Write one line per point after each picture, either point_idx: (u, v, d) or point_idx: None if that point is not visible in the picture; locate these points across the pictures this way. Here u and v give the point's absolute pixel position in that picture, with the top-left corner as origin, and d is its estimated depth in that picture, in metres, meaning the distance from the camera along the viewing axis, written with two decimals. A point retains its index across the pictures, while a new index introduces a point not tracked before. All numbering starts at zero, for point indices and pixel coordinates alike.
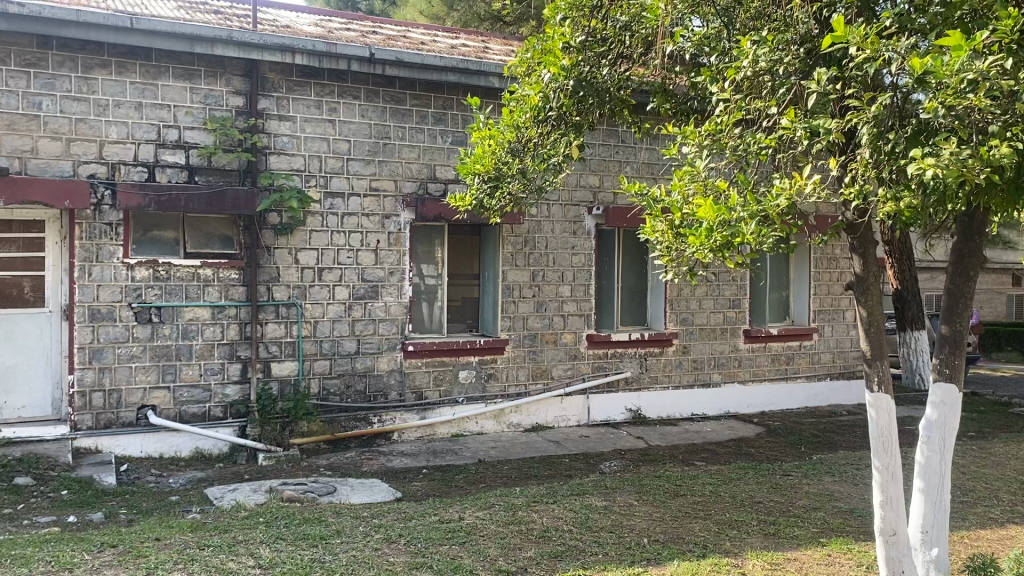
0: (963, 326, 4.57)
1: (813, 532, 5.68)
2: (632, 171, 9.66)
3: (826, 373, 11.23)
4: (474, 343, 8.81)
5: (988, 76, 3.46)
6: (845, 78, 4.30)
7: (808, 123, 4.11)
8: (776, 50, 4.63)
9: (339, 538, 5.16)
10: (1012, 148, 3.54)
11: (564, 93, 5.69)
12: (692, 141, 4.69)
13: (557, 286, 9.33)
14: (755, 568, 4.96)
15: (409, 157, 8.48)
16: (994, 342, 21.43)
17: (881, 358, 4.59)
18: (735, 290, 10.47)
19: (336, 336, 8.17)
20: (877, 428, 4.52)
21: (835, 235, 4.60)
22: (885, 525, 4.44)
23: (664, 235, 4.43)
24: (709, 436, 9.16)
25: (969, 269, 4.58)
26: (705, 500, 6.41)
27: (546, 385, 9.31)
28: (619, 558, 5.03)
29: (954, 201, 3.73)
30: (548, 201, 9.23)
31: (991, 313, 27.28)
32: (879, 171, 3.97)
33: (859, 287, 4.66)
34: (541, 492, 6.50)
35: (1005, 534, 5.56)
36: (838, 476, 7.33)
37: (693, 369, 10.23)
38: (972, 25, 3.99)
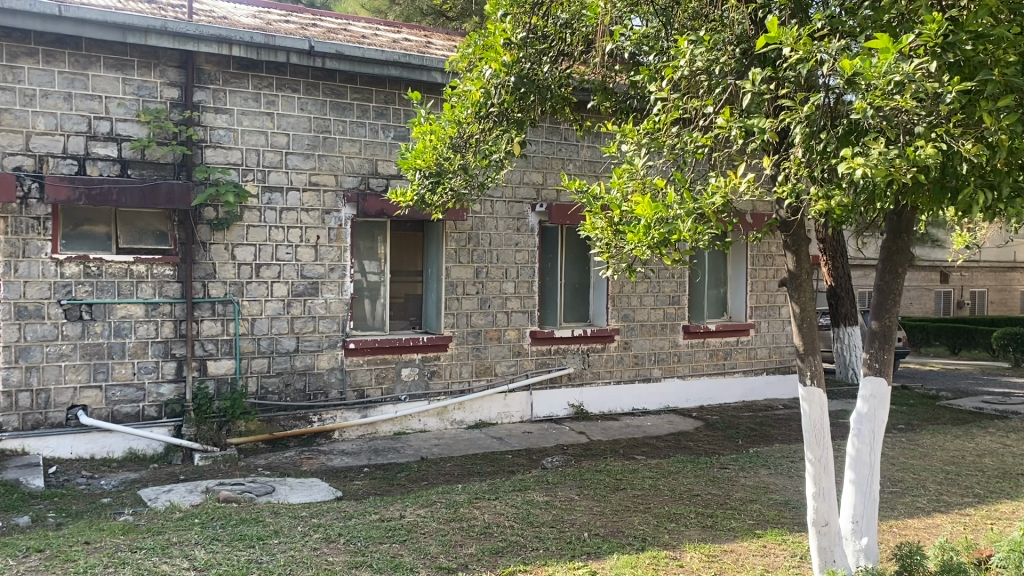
0: (892, 321, 4.66)
1: (749, 524, 5.79)
2: (574, 168, 9.73)
3: (763, 368, 11.47)
4: (417, 339, 8.76)
5: (914, 78, 3.57)
6: (779, 79, 4.39)
7: (743, 123, 4.19)
8: (713, 50, 4.68)
9: (277, 539, 5.08)
10: (937, 148, 3.66)
11: (505, 89, 5.69)
12: (631, 139, 4.72)
13: (500, 283, 9.33)
14: (693, 561, 5.03)
15: (350, 151, 8.39)
16: (923, 336, 22.18)
17: (813, 352, 4.69)
18: (675, 286, 10.63)
19: (275, 333, 8.04)
20: (810, 421, 4.62)
21: (769, 232, 4.70)
22: (818, 516, 4.54)
23: (604, 232, 4.45)
24: (650, 431, 9.28)
25: (897, 266, 4.71)
26: (645, 494, 6.49)
27: (489, 382, 9.30)
28: (559, 553, 5.06)
29: (882, 201, 3.84)
30: (492, 197, 9.22)
31: (921, 309, 28.21)
32: (811, 169, 4.05)
33: (792, 283, 4.77)
34: (483, 489, 6.50)
35: (931, 523, 5.75)
36: (774, 468, 7.48)
37: (635, 364, 10.34)
38: (899, 29, 4.11)
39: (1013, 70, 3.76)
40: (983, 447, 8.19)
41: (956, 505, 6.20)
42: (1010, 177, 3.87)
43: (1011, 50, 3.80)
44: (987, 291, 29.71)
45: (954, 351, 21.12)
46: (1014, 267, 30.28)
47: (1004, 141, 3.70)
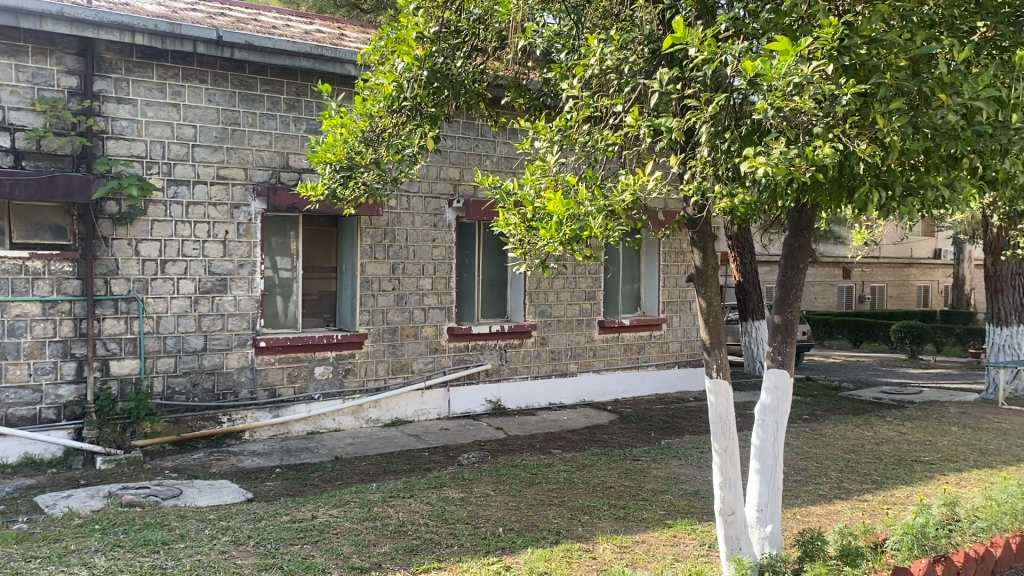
0: (793, 314, 4.82)
1: (660, 515, 5.90)
2: (490, 164, 9.75)
3: (674, 361, 11.74)
4: (331, 337, 8.61)
5: (811, 80, 3.69)
6: (685, 79, 4.49)
7: (651, 122, 4.28)
8: (623, 49, 4.75)
9: (183, 543, 4.93)
10: (834, 148, 3.79)
11: (418, 83, 5.62)
12: (544, 136, 4.74)
13: (417, 279, 9.27)
14: (606, 552, 5.10)
15: (259, 144, 8.19)
16: (827, 330, 23.04)
17: (719, 345, 4.81)
18: (591, 282, 10.77)
19: (181, 332, 7.79)
20: (716, 414, 4.73)
21: (676, 229, 4.80)
22: (724, 505, 4.65)
23: (517, 228, 4.43)
24: (566, 425, 9.36)
25: (799, 262, 4.86)
26: (560, 487, 6.55)
27: (406, 379, 9.23)
28: (474, 549, 5.06)
29: (784, 197, 3.97)
30: (408, 193, 9.15)
31: (825, 303, 29.33)
32: (716, 168, 4.16)
33: (698, 279, 4.88)
34: (398, 487, 6.44)
35: (832, 509, 5.98)
36: (684, 459, 7.65)
37: (551, 359, 10.43)
38: (799, 33, 4.25)
39: (904, 74, 3.92)
40: (881, 436, 8.55)
41: (855, 492, 6.46)
42: (902, 176, 4.02)
43: (902, 55, 3.97)
44: (886, 287, 31.09)
45: (856, 344, 22.01)
46: (911, 263, 31.76)
47: (896, 142, 3.85)
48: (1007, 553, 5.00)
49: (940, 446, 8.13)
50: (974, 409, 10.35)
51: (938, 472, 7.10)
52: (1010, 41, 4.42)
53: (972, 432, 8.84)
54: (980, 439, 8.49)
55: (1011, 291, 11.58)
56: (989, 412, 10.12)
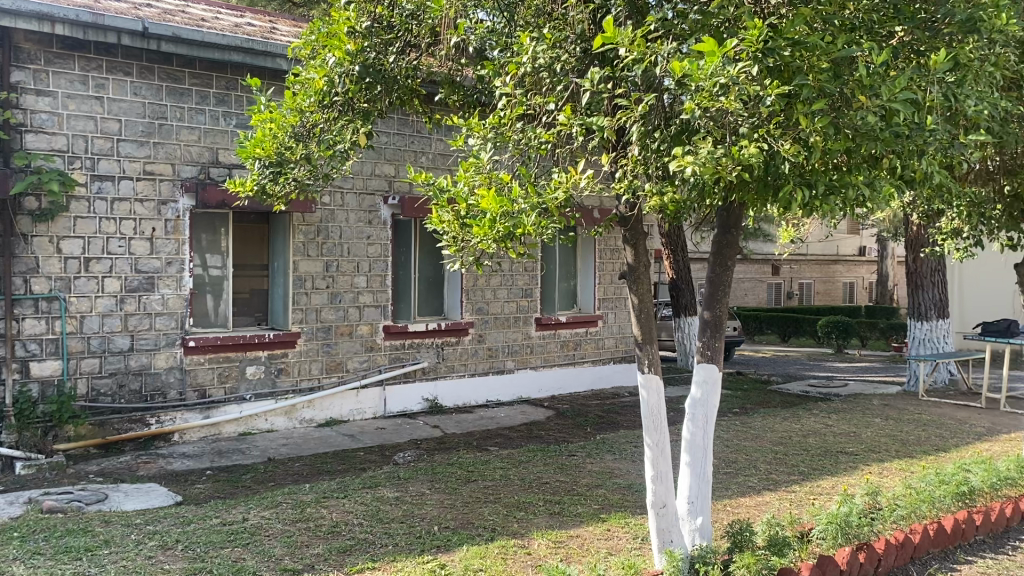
0: (722, 311, 4.93)
1: (594, 509, 5.96)
2: (426, 161, 9.72)
3: (610, 357, 11.88)
4: (263, 336, 8.47)
5: (736, 81, 3.78)
6: (617, 79, 4.55)
7: (583, 121, 4.33)
8: (555, 48, 4.77)
9: (108, 549, 4.79)
10: (759, 148, 3.89)
11: (349, 78, 5.58)
12: (477, 133, 4.72)
13: (352, 277, 9.17)
14: (540, 547, 5.14)
15: (188, 139, 7.99)
16: (757, 325, 23.59)
17: (651, 341, 4.89)
18: (527, 279, 10.84)
19: (106, 332, 7.57)
20: (648, 408, 4.80)
21: (609, 227, 4.86)
22: (656, 498, 4.72)
23: (450, 226, 4.35)
24: (503, 422, 9.38)
25: (727, 259, 4.97)
26: (495, 484, 6.56)
27: (340, 378, 9.12)
28: (408, 548, 5.03)
29: (712, 195, 4.06)
30: (341, 189, 9.05)
31: (755, 300, 30.04)
32: (647, 167, 4.24)
33: (630, 276, 4.95)
34: (331, 487, 6.37)
35: (762, 500, 6.12)
36: (619, 454, 7.75)
37: (489, 356, 10.45)
38: (725, 34, 4.34)
39: (825, 76, 4.04)
40: (808, 428, 8.79)
41: (783, 483, 6.63)
42: (826, 175, 4.13)
43: (824, 57, 4.08)
44: (814, 283, 31.98)
45: (784, 339, 22.59)
46: (837, 260, 32.74)
47: (819, 142, 3.96)
48: (925, 539, 5.21)
49: (863, 437, 8.40)
50: (896, 400, 10.72)
51: (861, 463, 7.33)
52: (925, 45, 4.61)
53: (893, 423, 9.15)
54: (901, 430, 8.80)
55: (930, 287, 12.00)
56: (910, 404, 10.49)
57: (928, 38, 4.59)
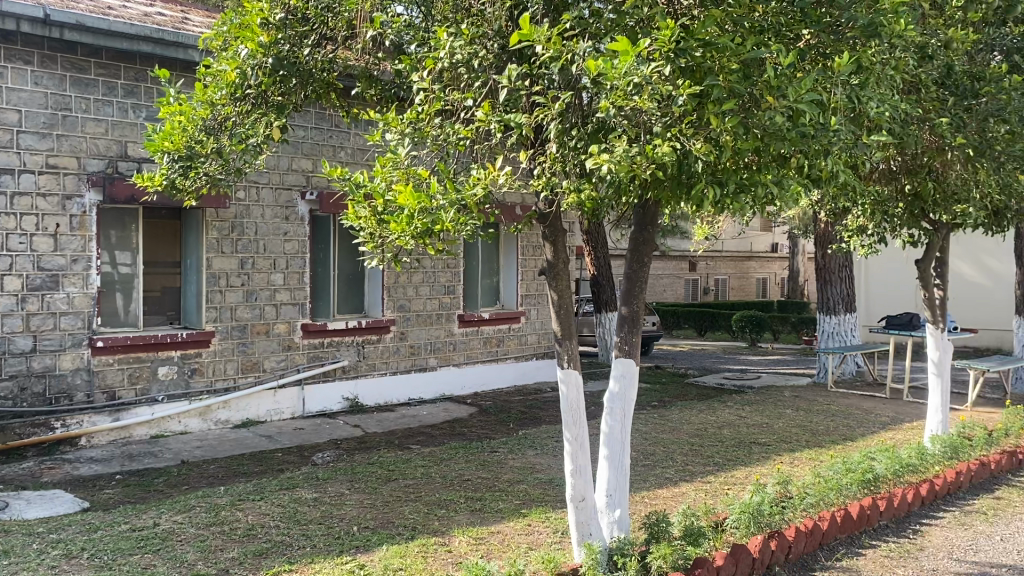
0: (638, 306, 5.00)
1: (515, 505, 5.99)
2: (345, 156, 9.59)
3: (532, 353, 11.95)
4: (175, 336, 8.22)
5: (649, 81, 3.87)
6: (534, 77, 4.56)
7: (501, 117, 4.33)
8: (472, 44, 4.75)
9: (7, 560, 4.57)
10: (672, 147, 3.97)
11: (262, 71, 5.46)
12: (395, 128, 4.65)
13: (268, 274, 8.98)
14: (461, 545, 5.13)
15: (94, 132, 7.69)
16: (675, 320, 24.09)
17: (570, 337, 4.93)
18: (450, 276, 10.81)
19: (6, 332, 7.22)
20: (567, 402, 4.83)
21: (528, 223, 4.87)
22: (575, 492, 4.75)
23: (367, 222, 4.26)
24: (425, 420, 9.34)
25: (644, 256, 5.04)
26: (416, 483, 6.52)
27: (257, 378, 8.92)
28: (327, 549, 4.96)
29: (628, 193, 4.13)
30: (257, 184, 8.85)
31: (673, 295, 30.67)
32: (565, 164, 4.28)
33: (550, 272, 4.97)
34: (247, 489, 6.22)
35: (678, 492, 6.25)
36: (540, 449, 7.80)
37: (411, 353, 10.38)
38: (639, 34, 4.41)
39: (734, 76, 4.13)
40: (722, 420, 9.03)
41: (699, 474, 6.78)
42: (736, 174, 4.24)
43: (734, 58, 4.18)
44: (729, 278, 32.82)
45: (701, 333, 23.13)
46: (751, 256, 33.69)
47: (728, 141, 4.06)
48: (833, 525, 5.40)
49: (776, 428, 8.67)
50: (807, 392, 11.10)
51: (774, 453, 7.56)
52: (830, 49, 4.74)
53: (804, 414, 9.47)
54: (811, 420, 9.11)
55: (838, 282, 12.46)
56: (819, 395, 10.87)
57: (834, 42, 4.70)
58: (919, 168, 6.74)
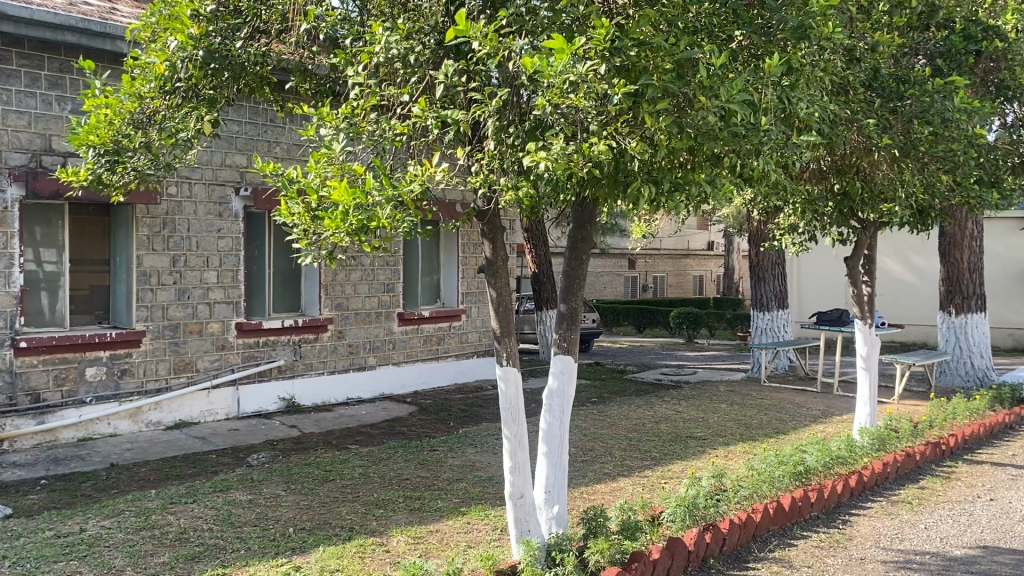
0: (577, 303, 5.02)
1: (455, 503, 5.97)
2: (280, 152, 9.44)
3: (473, 351, 11.93)
4: (104, 336, 7.98)
5: (584, 79, 3.93)
6: (471, 73, 4.54)
7: (438, 113, 4.31)
8: (409, 39, 4.71)
9: None
10: (608, 146, 4.01)
11: (192, 64, 5.32)
12: (329, 123, 4.58)
13: (201, 272, 8.78)
14: (399, 544, 5.09)
15: (17, 125, 7.41)
16: (614, 317, 24.33)
17: (509, 334, 4.93)
18: (389, 274, 10.73)
19: None
20: (507, 400, 4.83)
21: (467, 220, 4.85)
22: (514, 489, 4.75)
23: (301, 218, 4.19)
24: (363, 419, 9.24)
25: (582, 254, 5.06)
26: (354, 483, 6.45)
27: (190, 378, 8.71)
28: (261, 552, 4.87)
29: (565, 190, 4.16)
30: (190, 179, 8.65)
31: (612, 293, 31.02)
32: (503, 161, 4.28)
33: (489, 269, 4.95)
34: (179, 492, 6.08)
35: (616, 487, 6.31)
36: (480, 447, 7.79)
37: (349, 353, 10.26)
38: (574, 32, 4.43)
39: (669, 76, 4.15)
40: (660, 415, 9.14)
41: (637, 469, 6.86)
42: (671, 172, 4.30)
43: (668, 58, 4.19)
44: (666, 276, 33.29)
45: (640, 330, 23.41)
46: (688, 254, 34.24)
47: (663, 141, 4.11)
48: (765, 517, 5.51)
49: (711, 422, 8.83)
50: (742, 387, 11.32)
51: (709, 447, 7.69)
52: (762, 50, 4.84)
53: (739, 408, 9.66)
54: (745, 414, 9.29)
55: (771, 280, 12.74)
56: (753, 390, 11.10)
57: (765, 43, 4.81)
58: (847, 168, 6.97)
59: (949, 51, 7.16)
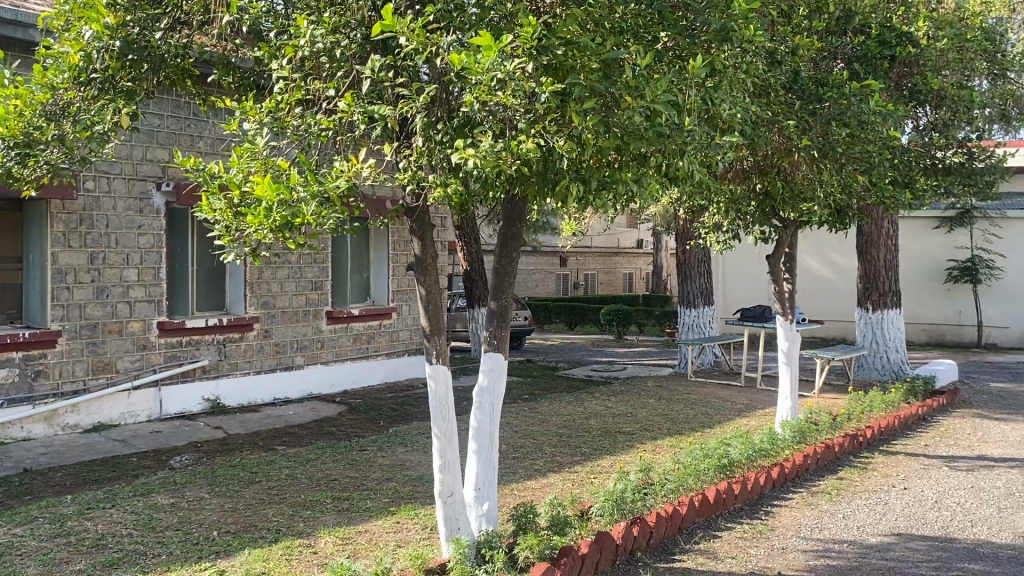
0: (507, 301, 5.02)
1: (384, 503, 5.92)
2: (203, 147, 9.21)
3: (404, 350, 11.85)
4: (17, 336, 7.66)
5: (512, 77, 3.92)
6: (398, 68, 4.51)
7: (364, 109, 4.27)
8: (335, 33, 4.64)
9: None
10: (536, 143, 4.03)
11: (109, 54, 5.15)
12: (252, 117, 4.48)
13: (121, 270, 8.51)
14: (327, 546, 5.02)
15: None
16: (546, 314, 24.46)
17: (439, 332, 4.89)
18: (317, 272, 10.59)
19: None
20: (436, 398, 4.81)
21: (395, 217, 4.81)
22: (443, 487, 4.73)
23: (223, 215, 4.09)
24: (291, 420, 9.09)
25: (512, 251, 5.07)
26: (281, 484, 6.35)
27: (109, 379, 8.43)
28: (184, 556, 4.75)
29: (494, 187, 4.16)
30: (108, 174, 8.39)
31: (544, 290, 31.22)
32: (431, 158, 4.27)
33: (418, 267, 4.91)
34: (97, 497, 5.88)
35: (546, 482, 6.35)
36: (410, 446, 7.74)
37: (276, 352, 10.08)
38: (502, 30, 4.44)
39: (595, 76, 4.22)
40: (590, 411, 9.23)
41: (567, 465, 6.91)
42: (599, 171, 4.35)
43: (594, 57, 4.26)
44: (597, 274, 33.68)
45: (571, 327, 23.62)
46: (619, 253, 34.70)
47: (590, 139, 4.16)
48: (691, 510, 5.62)
49: (640, 417, 8.96)
50: (670, 382, 11.52)
51: (638, 441, 7.81)
52: (686, 52, 4.89)
53: (666, 404, 9.82)
54: (672, 409, 9.46)
55: (697, 277, 13.00)
56: (680, 385, 11.31)
57: (688, 45, 4.87)
58: (770, 168, 7.08)
59: (866, 56, 7.47)
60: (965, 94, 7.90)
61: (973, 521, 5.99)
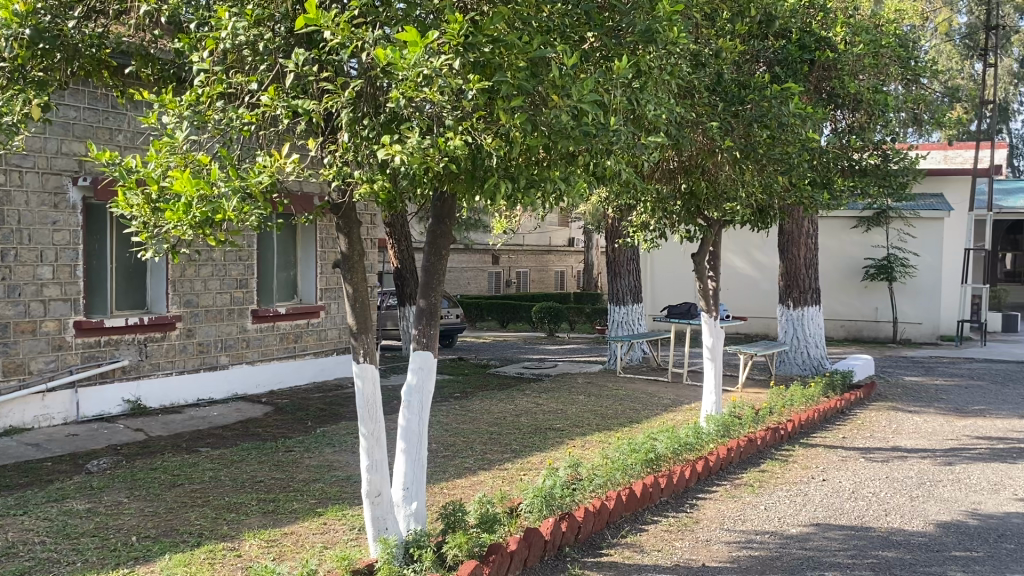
0: (435, 299, 5.00)
1: (311, 504, 5.84)
2: (122, 140, 8.92)
3: (332, 349, 11.71)
4: None
5: (439, 73, 3.89)
6: (323, 63, 4.44)
7: (288, 103, 4.19)
8: (258, 25, 4.54)
9: None
10: (464, 140, 4.02)
11: (17, 42, 4.93)
12: (172, 110, 4.35)
13: (34, 268, 8.19)
14: (252, 548, 4.93)
15: None
16: (479, 312, 24.46)
17: (367, 331, 4.83)
18: (242, 270, 10.37)
19: None
20: (364, 397, 4.75)
21: (320, 214, 4.74)
22: (371, 487, 4.69)
23: (140, 211, 3.96)
24: (216, 421, 8.89)
25: (441, 249, 5.04)
26: (204, 487, 6.20)
27: (22, 382, 8.09)
28: (101, 563, 4.60)
29: (422, 183, 4.14)
30: (19, 167, 8.06)
31: (477, 288, 31.23)
32: (358, 153, 4.21)
33: (345, 265, 4.84)
34: (7, 504, 5.64)
35: (475, 480, 6.35)
36: (338, 446, 7.65)
37: (199, 352, 9.84)
38: (428, 26, 4.41)
39: (522, 74, 4.23)
40: (520, 408, 9.26)
41: (497, 462, 6.92)
42: (527, 169, 4.37)
43: (521, 56, 4.28)
44: (529, 271, 33.85)
45: (503, 325, 23.68)
46: (550, 251, 34.95)
47: (517, 137, 4.17)
48: (619, 504, 5.68)
49: (569, 413, 9.03)
50: (599, 378, 11.65)
51: (567, 438, 7.87)
52: (611, 52, 4.93)
53: (595, 400, 9.92)
54: (601, 405, 9.56)
55: (626, 275, 13.16)
56: (609, 381, 11.45)
57: (614, 46, 4.92)
58: (693, 168, 7.21)
59: (786, 60, 7.70)
60: (879, 98, 8.13)
61: (887, 510, 6.22)
